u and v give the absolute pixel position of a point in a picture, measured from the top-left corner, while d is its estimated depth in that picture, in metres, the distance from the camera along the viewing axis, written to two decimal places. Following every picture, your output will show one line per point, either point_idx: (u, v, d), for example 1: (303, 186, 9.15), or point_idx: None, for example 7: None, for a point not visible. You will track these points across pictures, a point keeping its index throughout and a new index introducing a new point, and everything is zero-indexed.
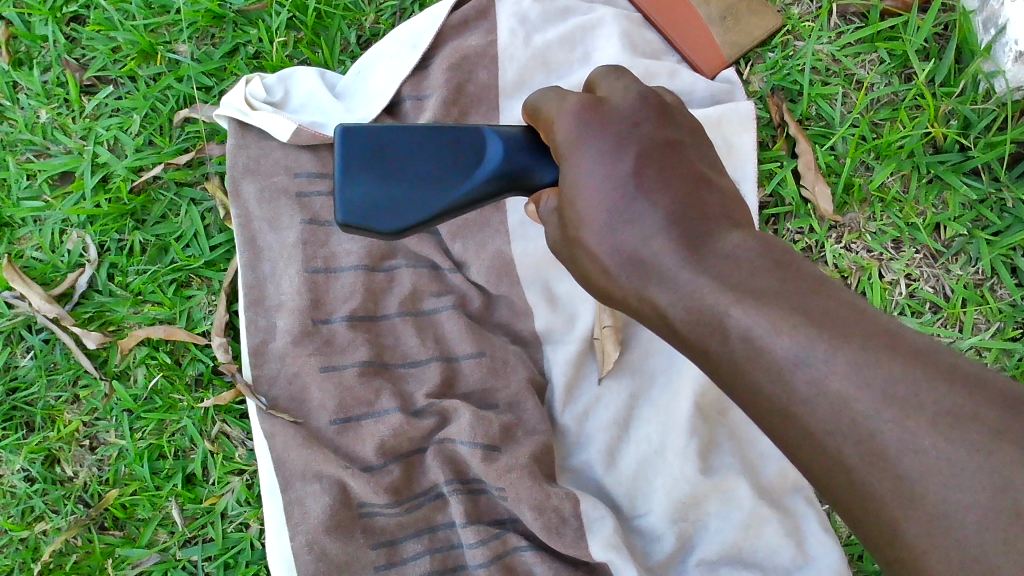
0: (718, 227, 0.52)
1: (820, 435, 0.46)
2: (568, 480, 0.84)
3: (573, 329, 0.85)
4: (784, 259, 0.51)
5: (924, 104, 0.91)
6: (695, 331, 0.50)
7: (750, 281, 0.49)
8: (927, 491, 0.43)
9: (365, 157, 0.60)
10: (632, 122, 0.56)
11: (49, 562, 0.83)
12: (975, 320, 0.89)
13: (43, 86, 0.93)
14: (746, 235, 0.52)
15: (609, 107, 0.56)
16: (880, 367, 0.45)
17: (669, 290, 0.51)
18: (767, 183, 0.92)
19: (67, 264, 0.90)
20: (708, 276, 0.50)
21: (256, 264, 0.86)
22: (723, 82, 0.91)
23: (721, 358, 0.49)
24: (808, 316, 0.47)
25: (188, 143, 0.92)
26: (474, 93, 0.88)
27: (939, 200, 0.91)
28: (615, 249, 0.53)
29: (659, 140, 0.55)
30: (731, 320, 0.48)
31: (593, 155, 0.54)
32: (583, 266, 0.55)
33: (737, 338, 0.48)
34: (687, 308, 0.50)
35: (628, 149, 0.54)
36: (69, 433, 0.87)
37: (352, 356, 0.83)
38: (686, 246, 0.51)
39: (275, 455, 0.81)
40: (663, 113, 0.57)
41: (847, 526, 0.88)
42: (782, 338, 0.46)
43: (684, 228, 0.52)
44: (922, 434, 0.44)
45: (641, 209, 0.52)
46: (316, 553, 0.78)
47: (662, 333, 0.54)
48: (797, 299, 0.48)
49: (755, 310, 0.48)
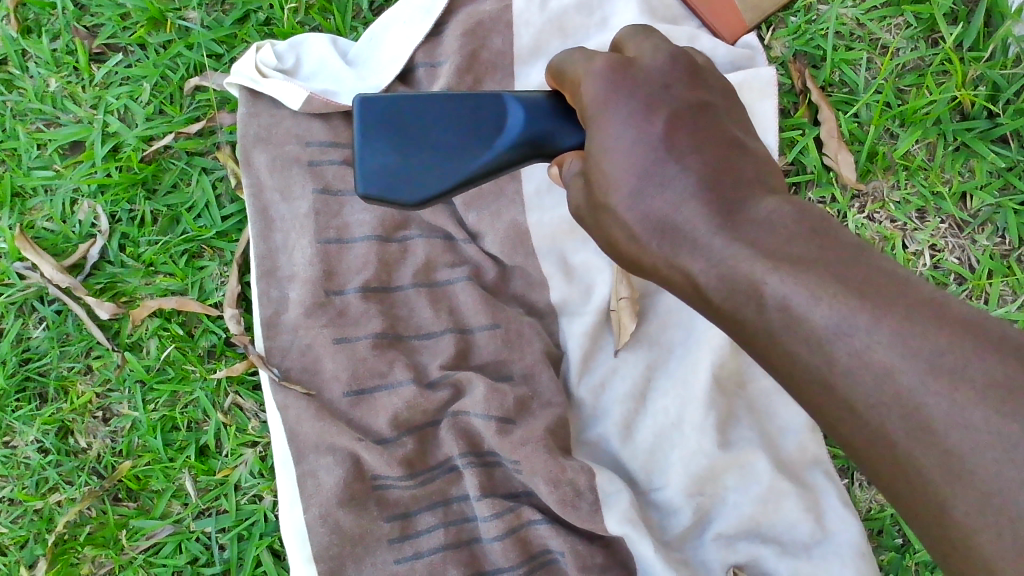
0: (751, 193, 0.50)
1: (863, 408, 0.44)
2: (582, 453, 0.83)
3: (590, 300, 0.84)
4: (823, 226, 0.48)
5: (952, 70, 0.88)
6: (728, 300, 0.48)
7: (788, 248, 0.47)
8: (978, 466, 0.41)
9: (382, 127, 0.59)
10: (663, 84, 0.54)
11: (64, 532, 0.84)
12: (1001, 292, 0.87)
13: (52, 54, 0.92)
14: (782, 202, 0.50)
15: (640, 68, 0.55)
16: (925, 338, 0.43)
17: (702, 257, 0.49)
18: (788, 152, 0.90)
19: (79, 234, 0.90)
20: (744, 242, 0.47)
21: (268, 234, 0.85)
22: (744, 48, 0.89)
23: (756, 328, 0.47)
24: (849, 285, 0.45)
25: (199, 112, 0.91)
26: (489, 60, 0.86)
27: (966, 167, 0.89)
28: (644, 214, 0.51)
29: (691, 104, 0.54)
30: (768, 288, 0.46)
31: (622, 119, 0.52)
32: (609, 235, 0.54)
33: (774, 306, 0.46)
34: (721, 276, 0.48)
35: (659, 112, 0.52)
36: (83, 405, 0.86)
37: (366, 328, 0.82)
38: (719, 211, 0.49)
39: (289, 427, 0.80)
40: (694, 78, 0.56)
41: (867, 500, 0.86)
42: (821, 307, 0.44)
43: (717, 193, 0.49)
44: (972, 408, 0.41)
45: (673, 173, 0.50)
46: (330, 525, 0.78)
47: (693, 303, 0.52)
48: (836, 267, 0.46)
49: (792, 278, 0.45)
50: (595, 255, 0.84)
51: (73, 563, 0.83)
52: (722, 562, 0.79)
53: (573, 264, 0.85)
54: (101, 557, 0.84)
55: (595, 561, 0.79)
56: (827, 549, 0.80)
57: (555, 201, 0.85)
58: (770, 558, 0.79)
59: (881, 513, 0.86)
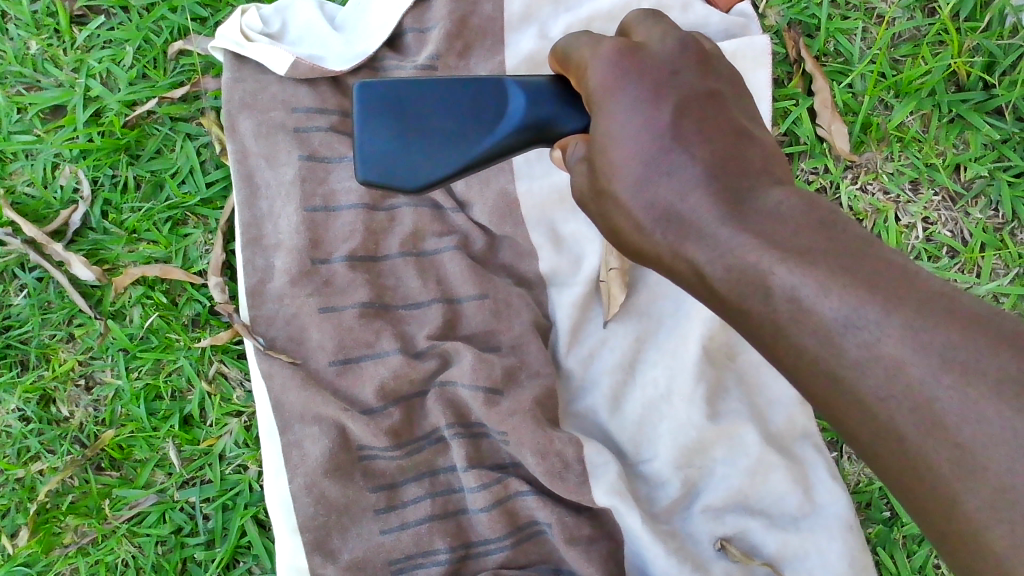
0: (759, 183, 0.49)
1: (871, 400, 0.43)
2: (571, 425, 0.82)
3: (579, 271, 0.83)
4: (831, 218, 0.47)
5: (948, 40, 0.87)
6: (734, 291, 0.47)
7: (796, 239, 0.46)
8: (991, 461, 0.40)
9: (382, 111, 0.57)
10: (672, 71, 0.52)
11: (46, 501, 0.83)
12: (994, 266, 0.86)
13: (33, 16, 0.90)
14: (790, 193, 0.49)
15: (649, 54, 0.52)
16: (936, 332, 0.42)
17: (708, 246, 0.48)
18: (782, 122, 0.89)
19: (60, 200, 0.88)
20: (751, 233, 0.46)
21: (253, 201, 0.84)
22: (738, 16, 0.87)
23: (763, 319, 0.47)
24: (861, 279, 0.44)
25: (183, 76, 0.90)
26: (478, 26, 0.84)
27: (960, 140, 0.88)
28: (650, 203, 0.49)
29: (700, 92, 0.52)
30: (775, 279, 0.45)
31: (629, 104, 0.50)
32: (609, 221, 0.52)
33: (782, 298, 0.45)
34: (728, 267, 0.47)
35: (667, 100, 0.50)
36: (65, 372, 0.85)
37: (352, 297, 0.81)
38: (727, 200, 0.48)
39: (274, 397, 0.79)
40: (705, 64, 0.54)
41: (855, 474, 0.86)
42: (830, 299, 0.44)
43: (724, 182, 0.48)
44: (985, 403, 0.41)
45: (679, 162, 0.49)
46: (315, 495, 0.77)
47: (697, 294, 0.51)
48: (845, 259, 0.45)
49: (801, 268, 0.45)
50: (585, 225, 0.83)
51: (56, 532, 0.82)
52: (710, 535, 0.79)
53: (563, 235, 0.84)
54: (84, 526, 0.83)
55: (582, 532, 0.79)
56: (814, 523, 0.80)
57: (545, 169, 0.83)
58: (757, 531, 0.79)
59: (869, 487, 0.85)
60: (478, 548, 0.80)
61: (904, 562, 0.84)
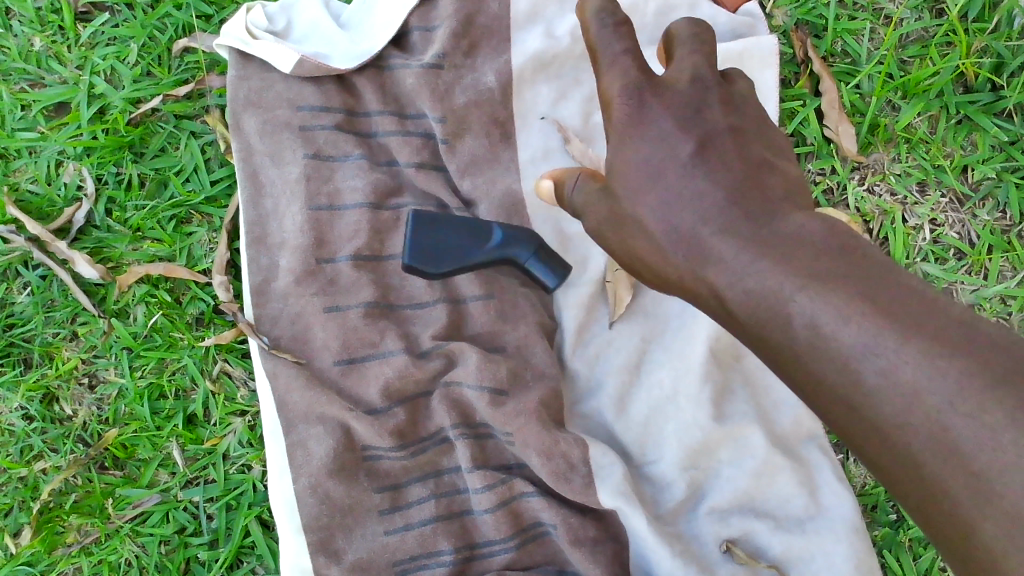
0: (780, 213, 0.52)
1: (888, 425, 0.45)
2: (575, 425, 0.82)
3: (586, 271, 0.83)
4: (853, 245, 0.49)
5: (956, 41, 0.87)
6: (758, 318, 0.50)
7: (816, 265, 0.48)
8: (1004, 487, 0.42)
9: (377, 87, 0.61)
10: (696, 110, 0.56)
11: (49, 500, 0.82)
12: (1001, 268, 0.86)
13: (37, 12, 0.89)
14: (813, 221, 0.51)
15: (676, 93, 0.56)
16: (953, 359, 0.43)
17: (729, 275, 0.51)
18: (788, 122, 0.89)
19: (64, 198, 0.88)
20: (770, 261, 0.50)
21: (259, 200, 0.84)
22: (745, 15, 0.87)
23: (785, 346, 0.49)
24: (878, 305, 0.46)
25: (188, 74, 0.89)
26: (484, 24, 0.84)
27: (968, 141, 0.87)
28: (674, 230, 0.54)
29: (723, 129, 0.56)
30: (795, 307, 0.48)
31: (654, 141, 0.55)
32: (632, 249, 0.57)
33: (801, 325, 0.48)
34: (748, 294, 0.50)
35: (691, 139, 0.55)
36: (68, 371, 0.85)
37: (357, 297, 0.80)
38: (747, 231, 0.51)
39: (279, 396, 0.79)
40: (729, 104, 0.57)
41: (861, 476, 0.85)
42: (848, 326, 0.46)
43: (743, 212, 0.52)
44: (999, 429, 0.42)
45: (700, 192, 0.53)
46: (319, 496, 0.77)
47: (726, 322, 0.54)
48: (864, 284, 0.47)
49: (820, 297, 0.47)
50: None
51: (59, 531, 0.82)
52: (715, 537, 0.79)
53: (570, 235, 0.83)
54: (87, 526, 0.83)
55: (587, 534, 0.79)
56: (820, 525, 0.79)
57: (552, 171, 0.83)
58: (763, 533, 0.78)
59: (875, 489, 0.85)
60: (482, 549, 0.79)
61: (911, 564, 0.84)
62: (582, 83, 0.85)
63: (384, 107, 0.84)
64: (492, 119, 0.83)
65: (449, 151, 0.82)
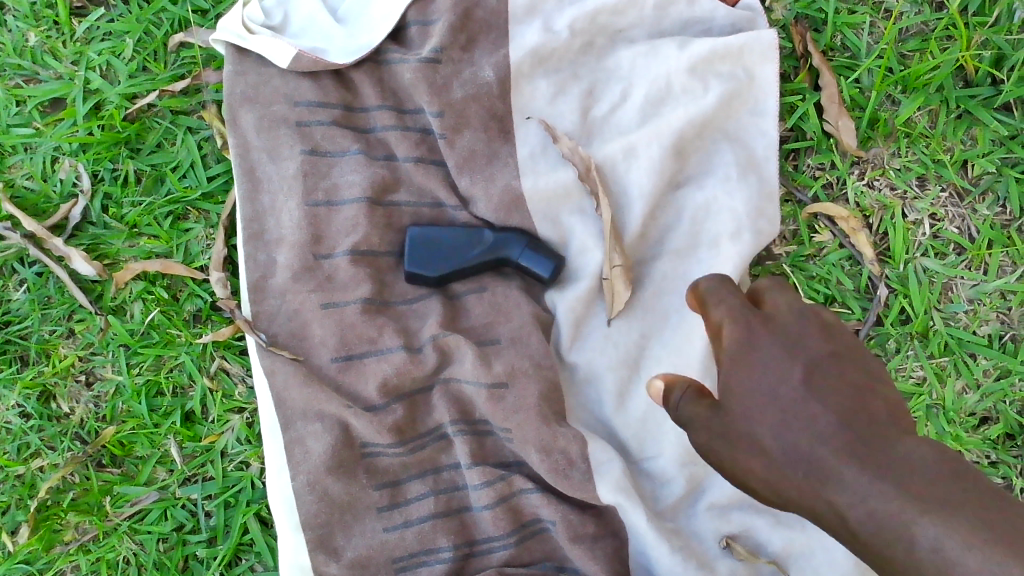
0: (893, 437, 0.49)
1: None
2: (576, 420, 0.81)
3: (584, 267, 0.82)
4: (964, 471, 0.46)
5: (957, 35, 0.86)
6: (875, 541, 0.46)
7: (929, 483, 0.45)
8: None
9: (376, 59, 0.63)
10: (799, 338, 0.53)
11: (46, 498, 0.82)
12: (1001, 263, 0.85)
13: (32, 7, 0.88)
14: (925, 444, 0.48)
15: (779, 322, 0.54)
16: None
17: (846, 490, 0.47)
18: (788, 117, 0.89)
19: (60, 194, 0.87)
20: (890, 482, 0.46)
21: (256, 196, 0.83)
22: (744, 9, 0.86)
23: (903, 568, 0.45)
24: (1004, 536, 0.43)
25: (184, 69, 0.89)
26: (482, 18, 0.83)
27: (969, 135, 0.87)
28: (788, 454, 0.50)
29: (826, 352, 0.53)
30: (919, 530, 0.44)
31: (765, 363, 0.52)
32: (745, 468, 0.53)
33: (924, 548, 0.44)
34: (868, 512, 0.46)
35: (799, 359, 0.52)
36: (65, 368, 0.84)
37: (354, 293, 0.80)
38: (861, 452, 0.48)
39: (276, 393, 0.79)
40: (827, 330, 0.54)
41: None
42: (971, 551, 0.42)
43: (857, 434, 0.48)
44: None
45: (813, 412, 0.50)
46: (318, 493, 0.77)
47: (842, 542, 0.50)
48: (988, 511, 0.44)
49: (940, 520, 0.44)
50: (589, 219, 0.82)
51: (57, 529, 0.82)
52: (715, 533, 0.79)
53: (567, 230, 0.83)
54: (84, 524, 0.83)
55: (587, 531, 0.78)
56: None
57: (550, 166, 0.83)
58: (763, 529, 0.78)
59: None
60: (481, 546, 0.79)
61: None
62: (580, 79, 0.84)
63: (381, 101, 0.83)
64: (490, 113, 0.83)
65: (447, 146, 0.82)
